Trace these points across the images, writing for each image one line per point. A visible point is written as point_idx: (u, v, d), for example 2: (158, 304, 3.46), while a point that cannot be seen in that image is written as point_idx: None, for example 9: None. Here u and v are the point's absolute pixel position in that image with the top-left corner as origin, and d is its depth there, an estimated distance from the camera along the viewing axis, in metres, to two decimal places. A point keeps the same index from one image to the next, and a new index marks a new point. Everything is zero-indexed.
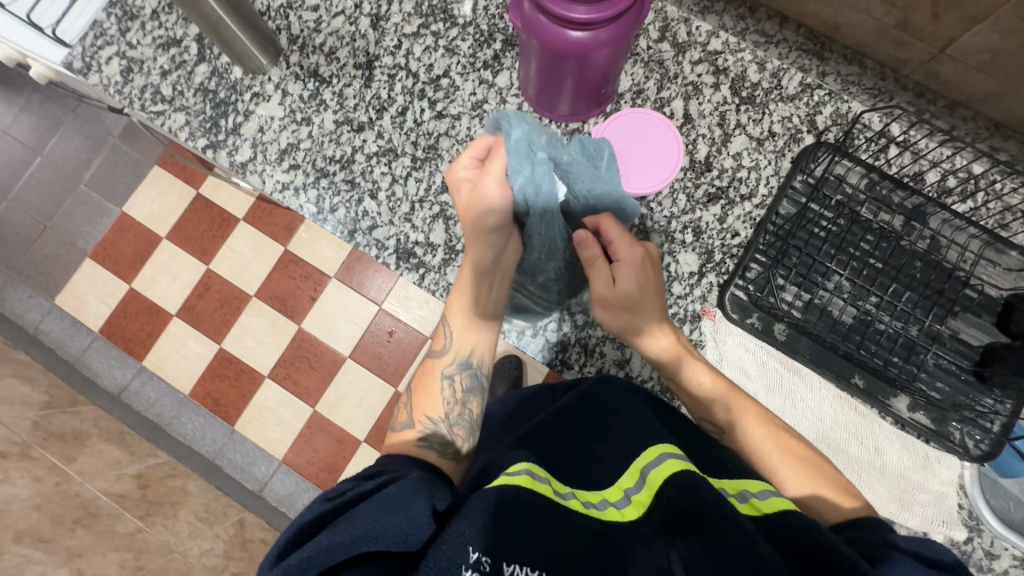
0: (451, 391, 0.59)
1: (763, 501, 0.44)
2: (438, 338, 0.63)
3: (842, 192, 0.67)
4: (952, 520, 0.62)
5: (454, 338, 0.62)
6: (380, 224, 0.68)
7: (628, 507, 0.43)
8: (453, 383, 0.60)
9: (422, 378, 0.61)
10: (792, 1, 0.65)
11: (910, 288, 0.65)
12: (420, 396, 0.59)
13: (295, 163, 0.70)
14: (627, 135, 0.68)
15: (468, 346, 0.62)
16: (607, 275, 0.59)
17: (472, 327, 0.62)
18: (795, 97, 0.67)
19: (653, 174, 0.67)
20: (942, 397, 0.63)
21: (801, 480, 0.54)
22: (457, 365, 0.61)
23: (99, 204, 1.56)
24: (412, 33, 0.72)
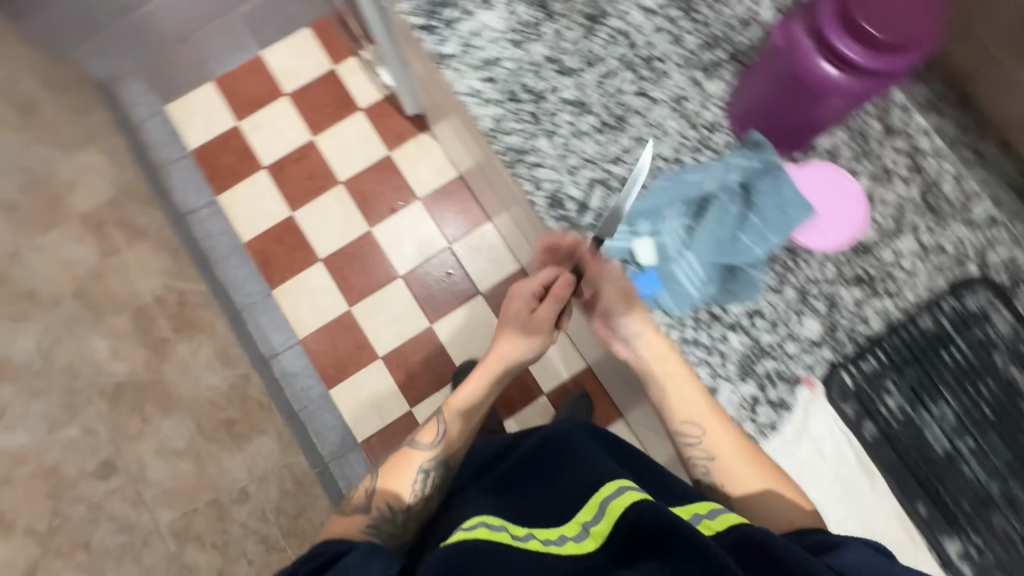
0: (421, 483, 0.67)
1: (713, 520, 0.49)
2: (427, 432, 0.70)
3: (985, 333, 0.66)
4: None
5: (440, 437, 0.69)
6: (545, 165, 0.69)
7: (587, 540, 0.47)
8: (425, 477, 0.68)
9: (398, 461, 0.69)
10: None
11: (1012, 449, 0.64)
12: (390, 475, 0.68)
13: (492, 76, 0.71)
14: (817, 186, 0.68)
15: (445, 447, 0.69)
16: (596, 272, 0.64)
17: (460, 423, 0.72)
18: (980, 225, 0.66)
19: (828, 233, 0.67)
20: (994, 559, 0.63)
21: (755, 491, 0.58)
22: (431, 462, 0.68)
23: (242, 38, 1.60)
24: (648, 9, 0.72)
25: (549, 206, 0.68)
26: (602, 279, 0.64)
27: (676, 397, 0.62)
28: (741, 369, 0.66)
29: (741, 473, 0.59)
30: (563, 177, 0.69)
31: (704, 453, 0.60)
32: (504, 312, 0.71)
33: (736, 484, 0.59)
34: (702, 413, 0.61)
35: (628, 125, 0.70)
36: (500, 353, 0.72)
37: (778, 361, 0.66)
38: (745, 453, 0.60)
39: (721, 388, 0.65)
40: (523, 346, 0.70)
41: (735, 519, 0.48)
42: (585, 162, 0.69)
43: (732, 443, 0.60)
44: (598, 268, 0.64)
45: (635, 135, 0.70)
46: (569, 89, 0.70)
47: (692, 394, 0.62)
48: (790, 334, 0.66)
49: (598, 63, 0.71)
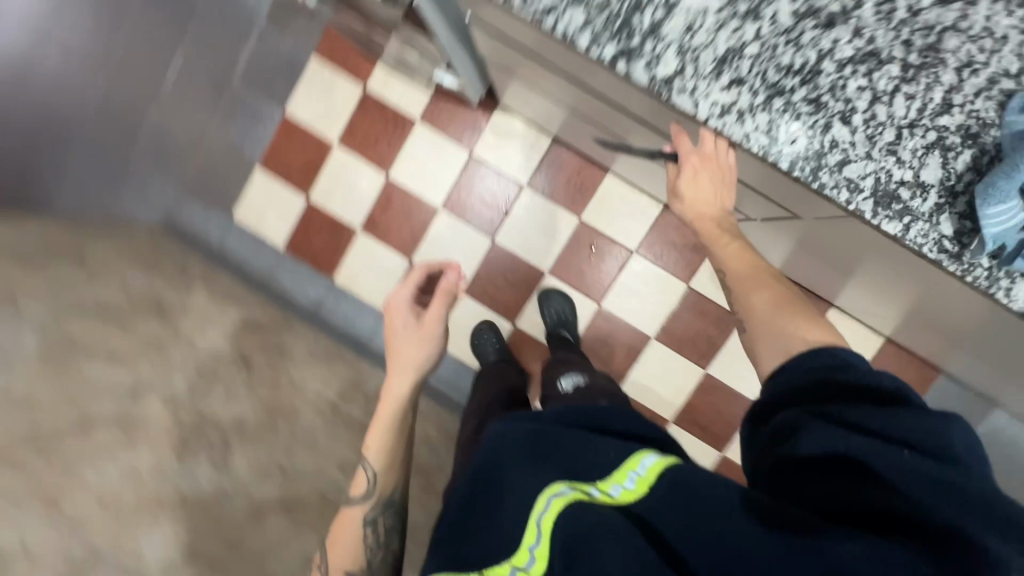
0: (372, 535, 0.87)
1: (643, 475, 0.53)
2: (354, 488, 0.89)
3: None
4: None
5: (370, 480, 0.88)
6: (853, 159, 0.53)
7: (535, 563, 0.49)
8: (373, 530, 0.88)
9: (340, 525, 0.88)
10: None
11: None
12: (335, 554, 0.86)
13: (738, 76, 0.53)
14: None
15: (382, 488, 0.89)
16: (700, 163, 0.68)
17: (384, 466, 0.89)
18: None
19: None
20: None
21: (770, 329, 0.66)
22: (373, 516, 0.88)
23: (257, 108, 1.41)
24: None
25: (880, 206, 0.54)
26: (696, 184, 0.71)
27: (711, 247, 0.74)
28: None
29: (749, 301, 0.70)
30: (882, 163, 0.53)
31: (732, 288, 0.73)
32: (391, 329, 0.97)
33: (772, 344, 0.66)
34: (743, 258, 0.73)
35: (944, 53, 0.50)
36: (401, 364, 0.92)
37: None
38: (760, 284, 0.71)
39: None
40: (423, 351, 0.93)
41: (662, 467, 0.53)
42: (904, 130, 0.52)
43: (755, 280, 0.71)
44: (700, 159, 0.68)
45: (959, 62, 0.50)
46: (847, 43, 0.51)
47: (727, 251, 0.74)
48: None
49: None
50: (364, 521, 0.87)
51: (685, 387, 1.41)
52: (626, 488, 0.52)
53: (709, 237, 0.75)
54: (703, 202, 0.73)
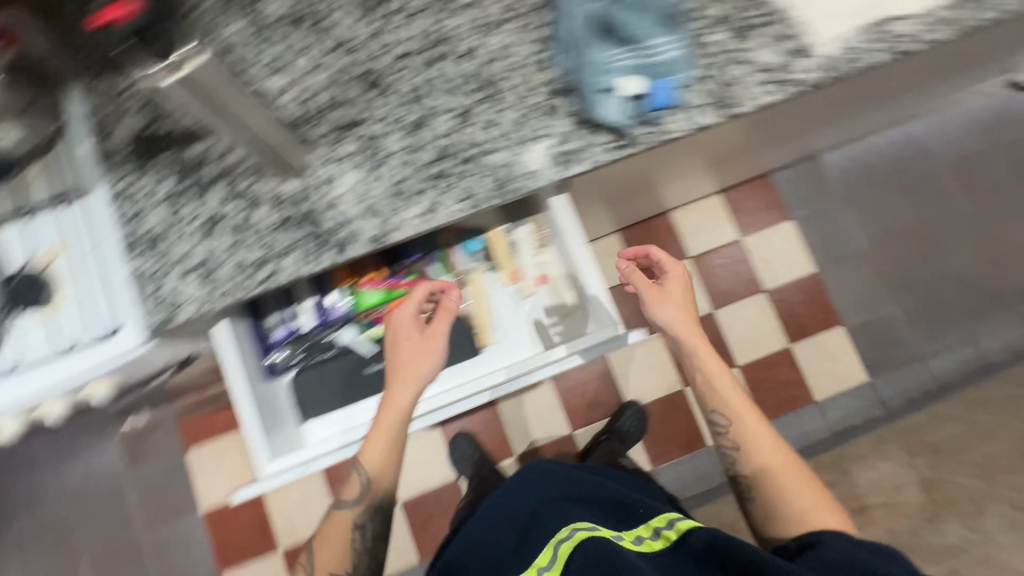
0: (359, 541, 0.83)
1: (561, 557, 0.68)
2: (348, 492, 0.83)
3: None
4: None
5: (365, 490, 0.81)
6: (517, 163, 0.69)
7: None
8: (361, 533, 0.83)
9: (330, 530, 0.84)
10: None
11: None
12: (324, 554, 0.82)
13: (411, 192, 0.68)
14: None
15: (376, 497, 0.82)
16: (654, 289, 0.88)
17: (377, 480, 0.81)
18: None
19: None
20: None
21: (753, 437, 0.82)
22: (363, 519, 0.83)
23: (180, 531, 1.37)
24: (376, 32, 0.71)
25: (559, 167, 0.69)
26: (666, 295, 0.88)
27: (743, 425, 0.83)
28: (742, 34, 0.71)
29: (765, 458, 0.81)
30: (532, 149, 0.69)
31: (698, 371, 0.86)
32: (395, 344, 0.80)
33: (758, 451, 0.81)
34: (764, 453, 0.81)
35: (496, 75, 0.70)
36: (404, 374, 0.78)
37: (749, 21, 0.71)
38: (777, 479, 0.79)
39: (763, 57, 0.70)
40: (429, 364, 0.77)
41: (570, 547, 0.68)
42: (522, 123, 0.69)
43: (790, 479, 0.79)
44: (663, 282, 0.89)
45: (506, 73, 0.70)
46: (444, 121, 0.69)
47: (720, 394, 0.85)
48: (719, 8, 0.72)
49: (423, 87, 0.70)
50: (352, 524, 0.83)
51: (661, 356, 1.49)
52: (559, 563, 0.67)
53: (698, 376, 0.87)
54: (659, 296, 0.88)
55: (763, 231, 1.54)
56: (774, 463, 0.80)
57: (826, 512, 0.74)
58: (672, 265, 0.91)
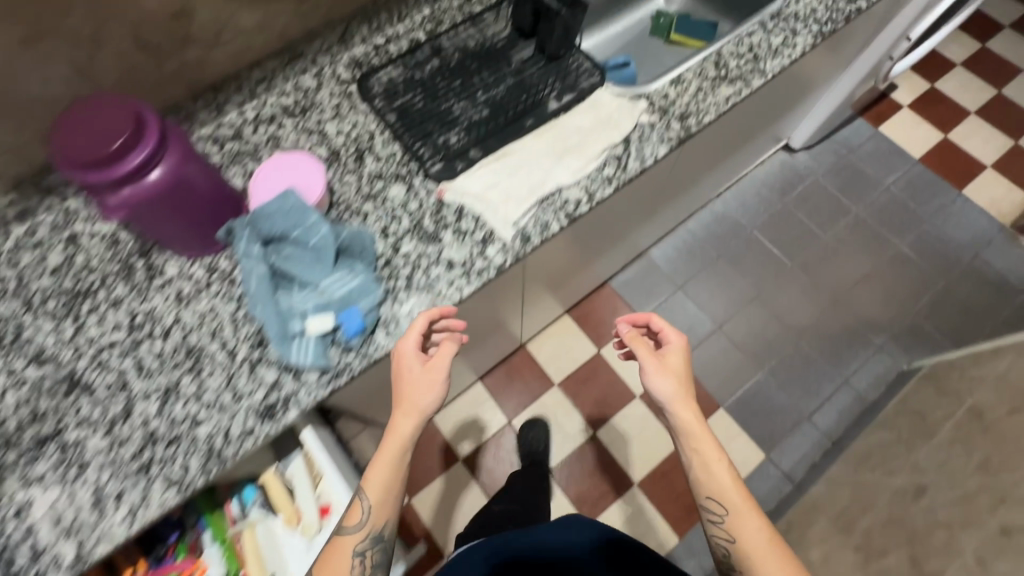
0: (362, 571, 0.64)
1: None
2: (351, 513, 0.65)
3: (400, 80, 0.89)
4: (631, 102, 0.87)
5: (367, 516, 0.64)
6: (228, 425, 0.67)
7: None
8: (363, 561, 0.64)
9: (331, 550, 0.65)
10: (241, 52, 0.83)
11: (482, 70, 0.90)
12: (329, 574, 0.64)
13: (117, 492, 0.64)
14: (282, 178, 0.75)
15: (379, 524, 0.64)
16: (660, 359, 0.75)
17: (386, 491, 0.65)
18: (319, 87, 0.89)
19: (312, 182, 0.75)
20: (560, 81, 0.89)
21: (745, 529, 0.66)
22: (369, 542, 0.64)
23: None
24: (75, 334, 0.72)
25: (272, 417, 0.67)
26: (665, 364, 0.74)
27: (737, 507, 0.67)
28: (432, 239, 0.77)
29: (753, 548, 0.65)
30: (242, 406, 0.68)
31: (687, 450, 0.70)
32: (395, 375, 0.68)
33: (767, 558, 0.64)
34: (752, 532, 0.66)
35: (198, 344, 0.72)
36: (412, 403, 0.66)
37: (429, 226, 0.78)
38: (772, 560, 0.64)
39: (448, 255, 0.76)
40: (431, 398, 0.66)
41: None
42: (229, 383, 0.69)
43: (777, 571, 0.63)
44: (665, 351, 0.76)
45: (209, 338, 0.72)
46: (148, 404, 0.68)
47: (716, 473, 0.68)
48: (400, 224, 0.79)
49: (125, 376, 0.70)
50: (354, 552, 0.64)
51: (558, 496, 1.42)
52: None
53: (683, 443, 0.71)
54: (676, 352, 0.76)
55: (617, 338, 1.57)
56: (771, 555, 0.65)
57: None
58: (670, 339, 0.77)
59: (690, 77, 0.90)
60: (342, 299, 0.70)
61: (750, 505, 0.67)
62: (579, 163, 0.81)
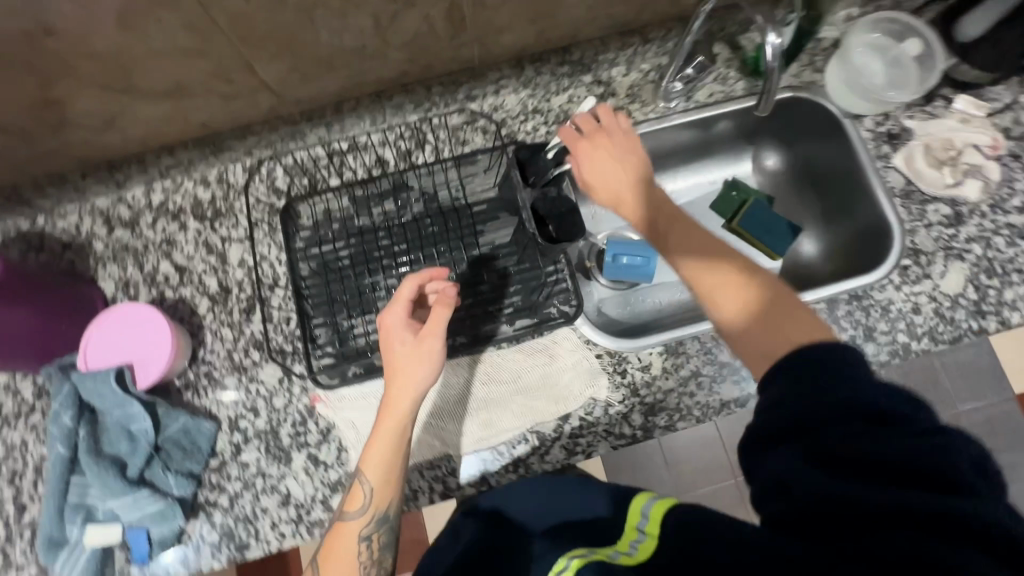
0: (369, 553, 0.54)
1: (650, 523, 0.47)
2: (350, 499, 0.54)
3: (337, 218, 0.70)
4: (594, 373, 0.65)
5: (370, 497, 0.54)
6: None
7: (637, 550, 0.45)
8: (371, 543, 0.55)
9: (331, 538, 0.55)
10: (150, 135, 0.65)
11: (438, 242, 0.70)
12: (329, 562, 0.54)
13: None
14: (120, 331, 0.62)
15: (382, 506, 0.54)
16: (602, 160, 0.61)
17: (390, 473, 0.54)
18: (249, 182, 0.71)
19: (151, 345, 0.62)
20: (521, 298, 0.67)
21: (731, 308, 0.51)
22: (371, 526, 0.55)
23: None
24: None
25: None
26: (603, 157, 0.60)
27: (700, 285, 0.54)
28: (280, 459, 0.64)
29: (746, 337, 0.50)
30: None
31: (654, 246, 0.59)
32: (384, 352, 0.56)
33: (761, 322, 0.50)
34: (730, 293, 0.52)
35: None
36: (402, 378, 0.54)
37: (284, 440, 0.64)
38: (761, 312, 0.50)
39: (288, 488, 0.63)
40: (428, 377, 0.54)
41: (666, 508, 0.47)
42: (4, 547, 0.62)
43: (788, 327, 0.48)
44: (599, 133, 0.61)
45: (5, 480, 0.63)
46: None
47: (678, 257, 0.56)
48: (252, 421, 0.65)
49: None
50: (360, 535, 0.54)
51: None
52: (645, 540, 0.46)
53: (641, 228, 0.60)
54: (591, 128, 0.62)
55: None
56: (749, 294, 0.52)
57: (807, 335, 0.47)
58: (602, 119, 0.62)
59: (692, 352, 0.66)
60: (135, 516, 0.59)
61: (693, 264, 0.55)
62: (480, 433, 0.63)
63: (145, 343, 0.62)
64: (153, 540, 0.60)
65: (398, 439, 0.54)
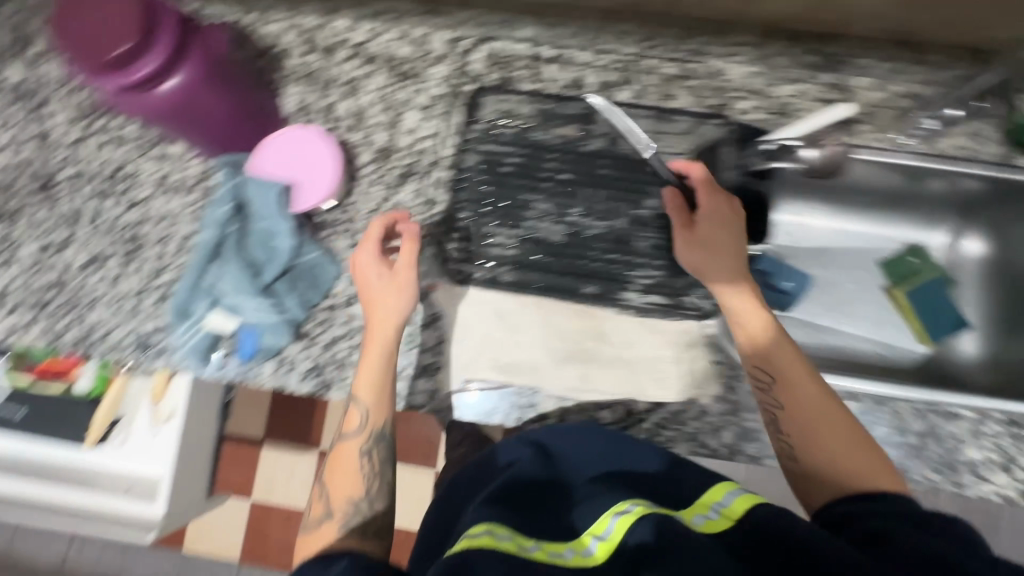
0: (370, 466, 0.60)
1: (731, 506, 0.45)
2: (348, 418, 0.60)
3: (517, 123, 0.68)
4: (706, 377, 0.63)
5: (366, 416, 0.59)
6: (113, 327, 0.69)
7: (720, 519, 0.44)
8: (372, 458, 0.60)
9: (337, 460, 0.60)
10: None
11: (605, 187, 0.67)
12: (337, 478, 0.59)
13: (13, 305, 0.70)
14: (291, 150, 0.64)
15: (378, 421, 0.59)
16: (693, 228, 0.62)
17: (382, 392, 0.60)
18: (446, 55, 0.70)
19: (320, 171, 0.64)
20: (665, 275, 0.65)
21: (803, 402, 0.54)
22: (371, 443, 0.60)
23: None
24: (77, 140, 0.72)
25: (143, 354, 0.68)
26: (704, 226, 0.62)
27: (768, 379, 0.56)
28: None
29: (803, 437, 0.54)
30: (132, 322, 0.69)
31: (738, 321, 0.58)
32: (362, 291, 0.62)
33: (825, 425, 0.53)
34: (806, 406, 0.54)
35: (145, 237, 0.70)
36: (382, 308, 0.61)
37: None
38: (828, 430, 0.53)
39: None
40: (404, 304, 0.61)
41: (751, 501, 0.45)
42: (139, 295, 0.69)
43: (842, 438, 0.53)
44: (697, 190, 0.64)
45: (155, 240, 0.70)
46: (79, 255, 0.70)
47: (756, 339, 0.57)
48: None
49: (81, 215, 0.71)
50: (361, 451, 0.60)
51: None
52: (717, 518, 0.44)
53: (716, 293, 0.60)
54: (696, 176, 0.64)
55: None
56: (829, 417, 0.54)
57: (881, 478, 0.50)
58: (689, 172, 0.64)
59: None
60: (254, 316, 0.64)
61: (779, 340, 0.57)
62: (573, 383, 0.63)
63: (322, 166, 0.64)
64: (260, 345, 0.65)
65: (387, 348, 0.60)
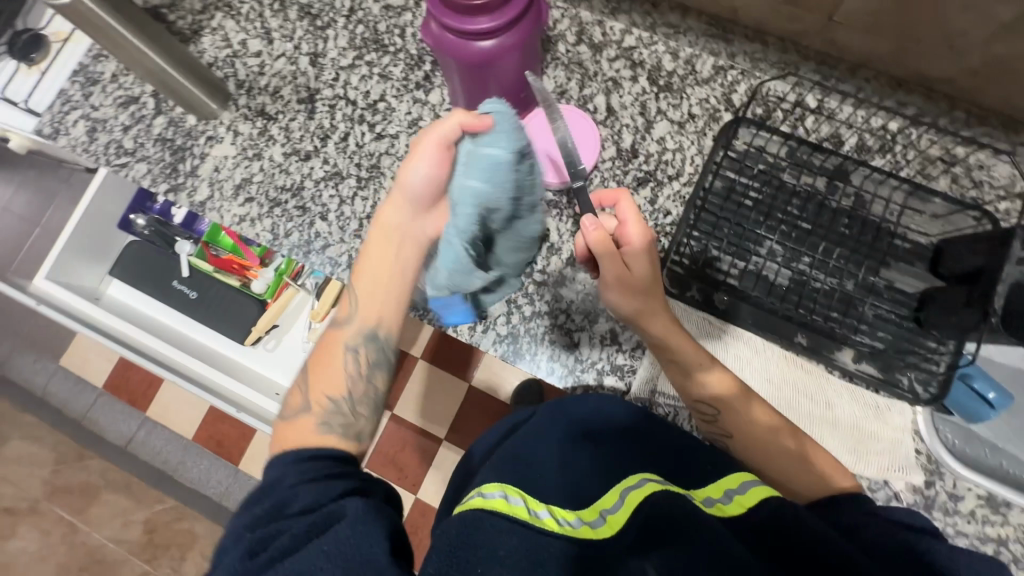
0: (356, 364, 0.53)
1: (744, 495, 0.42)
2: (343, 305, 0.55)
3: (765, 161, 0.69)
4: (907, 464, 0.61)
5: (361, 308, 0.54)
6: (332, 242, 0.73)
7: (730, 505, 0.41)
8: (358, 355, 0.53)
9: (320, 353, 0.54)
10: None
11: (841, 244, 0.67)
12: (317, 375, 0.53)
13: (249, 196, 0.75)
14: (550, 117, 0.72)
15: (373, 319, 0.54)
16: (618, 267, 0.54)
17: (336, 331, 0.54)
18: (709, 80, 0.72)
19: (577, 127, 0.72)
20: (884, 346, 0.64)
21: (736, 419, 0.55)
22: (359, 337, 0.53)
23: None
24: (348, 65, 0.77)
25: (354, 274, 0.72)
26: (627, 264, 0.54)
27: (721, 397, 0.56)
28: (588, 313, 0.68)
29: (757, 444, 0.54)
30: (352, 243, 0.72)
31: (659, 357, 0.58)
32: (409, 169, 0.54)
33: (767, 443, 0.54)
34: (744, 419, 0.55)
35: (383, 169, 0.74)
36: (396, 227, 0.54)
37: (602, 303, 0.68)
38: (767, 440, 0.54)
39: (580, 341, 0.67)
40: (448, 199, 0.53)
41: (766, 492, 0.42)
42: (364, 219, 0.73)
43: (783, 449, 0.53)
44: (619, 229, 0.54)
45: (393, 173, 0.74)
46: (319, 168, 0.75)
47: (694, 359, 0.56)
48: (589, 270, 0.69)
49: (332, 133, 0.76)
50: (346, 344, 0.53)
51: None
52: (727, 504, 0.42)
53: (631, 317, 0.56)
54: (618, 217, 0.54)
55: None
56: (767, 430, 0.55)
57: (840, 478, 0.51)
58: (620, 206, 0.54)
59: (1011, 521, 0.60)
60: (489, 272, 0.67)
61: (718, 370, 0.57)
62: None
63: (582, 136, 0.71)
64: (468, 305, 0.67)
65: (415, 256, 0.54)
